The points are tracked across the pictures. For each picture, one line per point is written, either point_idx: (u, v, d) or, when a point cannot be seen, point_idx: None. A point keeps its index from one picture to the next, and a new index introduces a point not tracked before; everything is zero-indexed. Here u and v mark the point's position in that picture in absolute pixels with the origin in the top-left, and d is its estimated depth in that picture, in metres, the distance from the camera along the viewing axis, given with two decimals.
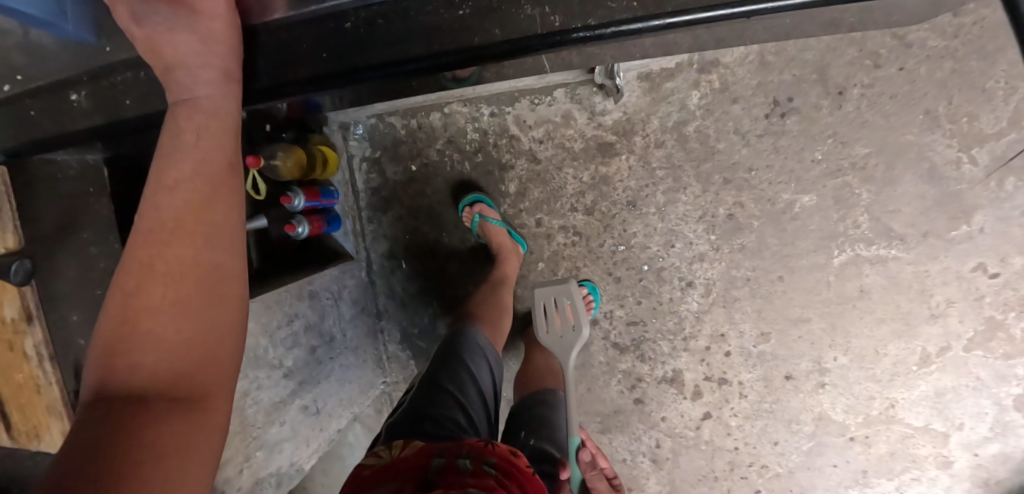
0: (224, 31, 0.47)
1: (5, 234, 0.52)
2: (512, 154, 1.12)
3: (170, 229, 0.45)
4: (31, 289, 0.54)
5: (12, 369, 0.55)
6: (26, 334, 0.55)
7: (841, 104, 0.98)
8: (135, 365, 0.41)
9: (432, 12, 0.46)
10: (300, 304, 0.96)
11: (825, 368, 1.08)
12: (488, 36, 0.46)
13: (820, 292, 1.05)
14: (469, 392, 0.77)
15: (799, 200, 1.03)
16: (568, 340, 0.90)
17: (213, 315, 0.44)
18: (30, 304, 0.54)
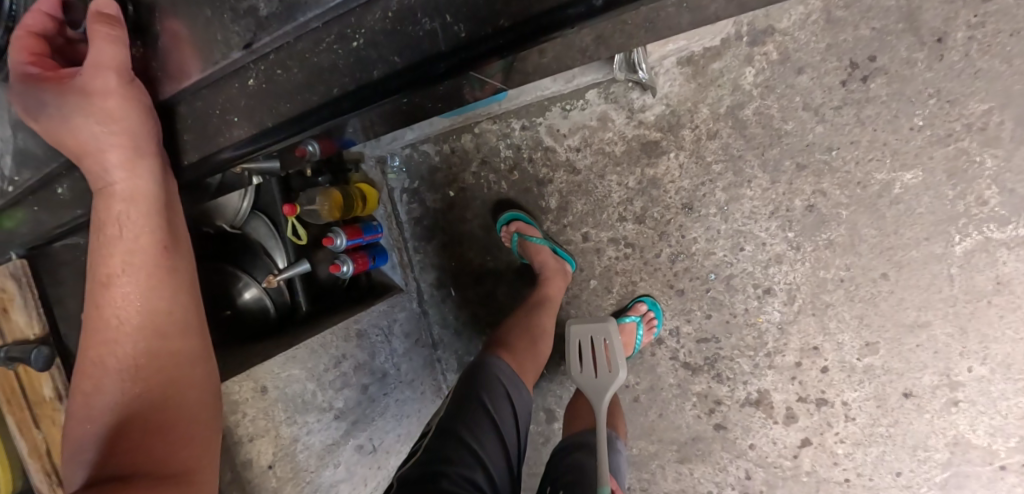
0: (121, 109, 0.45)
1: (34, 321, 0.62)
2: (549, 167, 1.02)
3: (128, 334, 0.52)
4: (58, 370, 0.63)
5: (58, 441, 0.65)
6: (60, 412, 0.64)
7: (943, 53, 0.79)
8: (122, 452, 0.49)
9: (326, 50, 0.40)
10: (348, 345, 0.95)
11: (957, 382, 0.88)
12: (388, 66, 0.38)
13: (940, 290, 0.86)
14: (487, 441, 0.77)
15: (900, 179, 0.84)
16: (602, 382, 0.94)
17: (177, 392, 0.53)
18: (59, 385, 0.63)
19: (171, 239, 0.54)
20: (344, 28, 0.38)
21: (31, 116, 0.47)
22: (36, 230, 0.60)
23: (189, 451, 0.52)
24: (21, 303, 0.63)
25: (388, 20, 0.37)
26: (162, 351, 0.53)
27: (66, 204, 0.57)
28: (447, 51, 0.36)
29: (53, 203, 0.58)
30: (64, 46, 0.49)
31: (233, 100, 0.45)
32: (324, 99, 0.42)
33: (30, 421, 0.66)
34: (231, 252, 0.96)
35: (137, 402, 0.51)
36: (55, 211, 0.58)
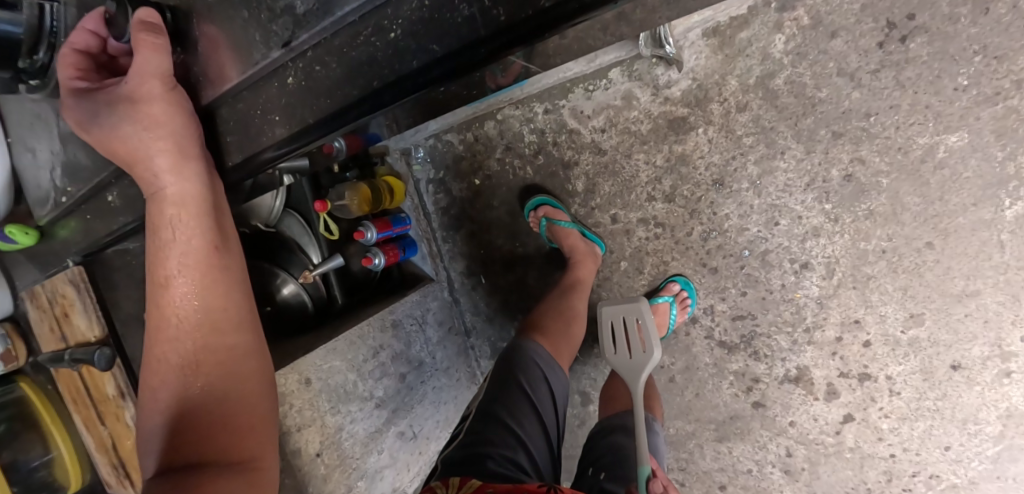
0: (166, 114, 0.47)
1: (94, 324, 0.65)
2: (574, 150, 1.01)
3: (186, 331, 0.54)
4: (119, 370, 0.66)
5: (124, 435, 0.68)
6: (124, 408, 0.67)
7: (988, 7, 0.74)
8: (187, 442, 0.51)
9: (364, 43, 0.40)
10: (385, 336, 0.97)
11: (1009, 353, 0.85)
12: (427, 55, 0.38)
13: (990, 257, 0.82)
14: (527, 422, 0.78)
15: (944, 141, 0.80)
16: (638, 363, 0.95)
17: (235, 385, 0.55)
18: (121, 384, 0.66)
19: (221, 241, 0.56)
20: (380, 20, 0.39)
21: (81, 127, 0.49)
22: (91, 238, 0.63)
23: (249, 442, 0.53)
24: (82, 307, 0.66)
25: (424, 9, 0.37)
26: (220, 349, 0.55)
27: (112, 214, 0.59)
28: (489, 37, 0.36)
29: (104, 211, 0.60)
30: (108, 62, 0.51)
31: (273, 99, 0.46)
32: (363, 93, 0.42)
33: (94, 418, 0.70)
34: (268, 251, 0.99)
35: (198, 396, 0.53)
36: (107, 220, 0.60)
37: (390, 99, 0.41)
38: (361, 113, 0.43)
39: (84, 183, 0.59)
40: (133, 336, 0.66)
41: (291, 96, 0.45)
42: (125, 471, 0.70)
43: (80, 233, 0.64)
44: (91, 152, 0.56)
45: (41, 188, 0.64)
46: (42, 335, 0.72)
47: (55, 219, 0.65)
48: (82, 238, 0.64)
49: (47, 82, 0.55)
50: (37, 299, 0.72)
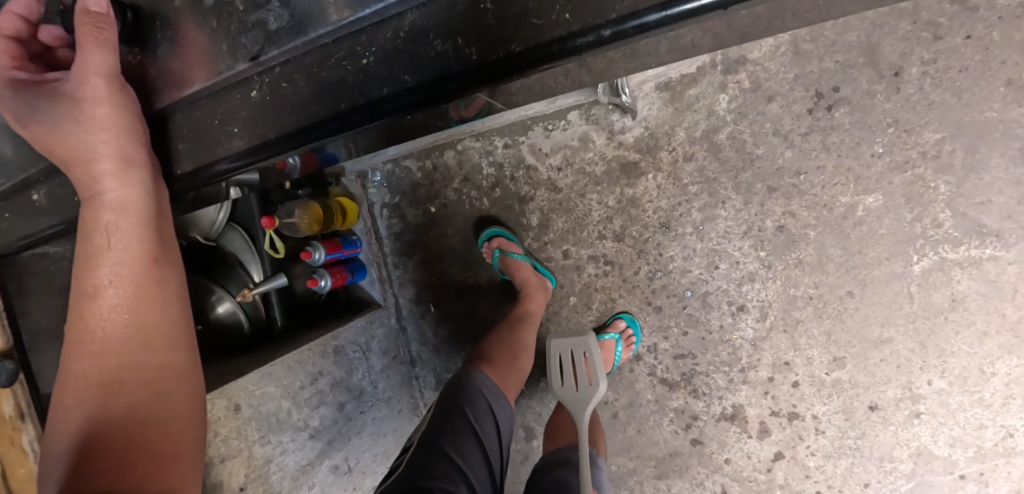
0: (110, 117, 0.45)
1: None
2: (531, 185, 1.04)
3: (111, 346, 0.50)
4: (21, 387, 0.59)
5: (16, 463, 0.60)
6: (24, 430, 0.59)
7: (900, 87, 0.84)
8: (93, 471, 0.46)
9: (336, 65, 0.40)
10: (325, 362, 0.93)
11: (918, 395, 0.93)
12: (399, 84, 0.39)
13: (901, 307, 0.90)
14: (472, 455, 0.76)
15: (862, 202, 0.89)
16: (584, 396, 0.95)
17: (160, 409, 0.50)
18: (21, 403, 0.59)
19: (162, 253, 0.53)
20: (355, 45, 0.39)
21: (16, 122, 0.46)
22: (1, 240, 0.57)
23: (173, 469, 0.49)
24: None
25: (400, 39, 0.38)
26: (147, 368, 0.50)
27: (44, 210, 0.54)
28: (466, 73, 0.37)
29: (21, 211, 0.55)
30: (47, 54, 0.48)
31: (234, 110, 0.45)
32: (331, 112, 0.42)
33: None
34: (205, 265, 0.94)
35: (116, 419, 0.48)
36: (24, 221, 0.55)
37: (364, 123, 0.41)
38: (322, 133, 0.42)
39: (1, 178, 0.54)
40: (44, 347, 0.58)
41: (252, 109, 0.44)
42: None
43: None
44: (15, 148, 0.52)
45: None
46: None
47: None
48: None
49: None
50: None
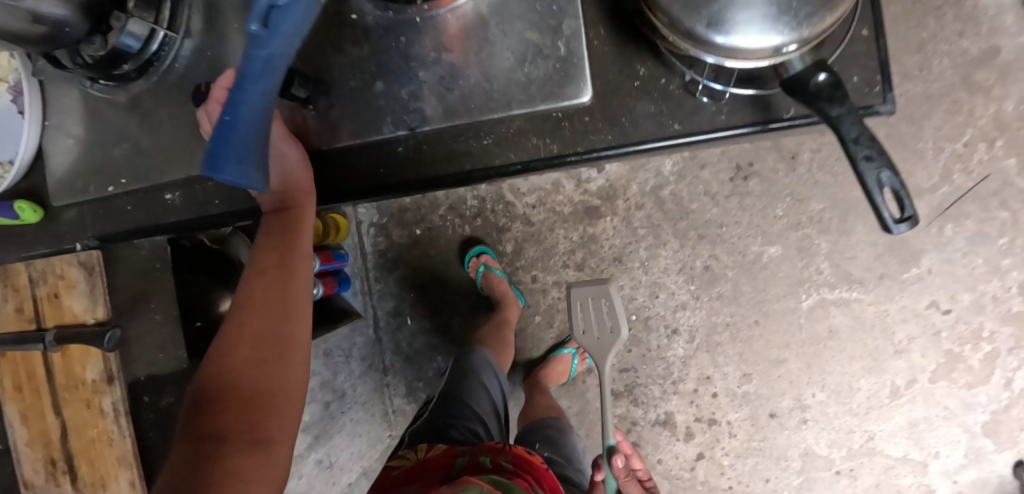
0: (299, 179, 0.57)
1: (97, 305, 0.55)
2: (508, 218, 1.21)
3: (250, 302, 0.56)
4: (114, 356, 0.56)
5: (88, 425, 0.57)
6: (105, 397, 0.56)
7: (795, 167, 1.10)
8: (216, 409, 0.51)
9: (461, 141, 0.57)
10: (317, 362, 1.03)
11: (806, 405, 1.17)
12: (504, 160, 0.57)
13: (794, 335, 1.15)
14: (485, 406, 0.91)
15: (767, 251, 1.14)
16: (607, 342, 0.91)
17: (277, 362, 0.54)
18: (112, 368, 0.56)
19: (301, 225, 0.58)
20: (478, 131, 0.57)
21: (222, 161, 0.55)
22: (122, 226, 0.59)
23: (277, 419, 0.53)
24: (86, 288, 0.55)
25: (511, 131, 0.56)
26: (274, 322, 0.55)
27: (177, 209, 0.58)
28: (530, 151, 0.56)
29: (153, 206, 0.58)
30: None
31: (370, 160, 0.60)
32: (445, 171, 0.58)
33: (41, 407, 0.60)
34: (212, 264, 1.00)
35: (240, 364, 0.53)
36: (152, 215, 0.58)
37: (446, 175, 0.58)
38: (421, 175, 0.59)
39: (131, 176, 0.57)
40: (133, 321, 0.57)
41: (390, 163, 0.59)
42: (68, 468, 0.59)
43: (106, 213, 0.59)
44: (164, 153, 0.56)
45: (42, 163, 0.60)
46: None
47: (68, 184, 0.58)
48: (107, 220, 0.59)
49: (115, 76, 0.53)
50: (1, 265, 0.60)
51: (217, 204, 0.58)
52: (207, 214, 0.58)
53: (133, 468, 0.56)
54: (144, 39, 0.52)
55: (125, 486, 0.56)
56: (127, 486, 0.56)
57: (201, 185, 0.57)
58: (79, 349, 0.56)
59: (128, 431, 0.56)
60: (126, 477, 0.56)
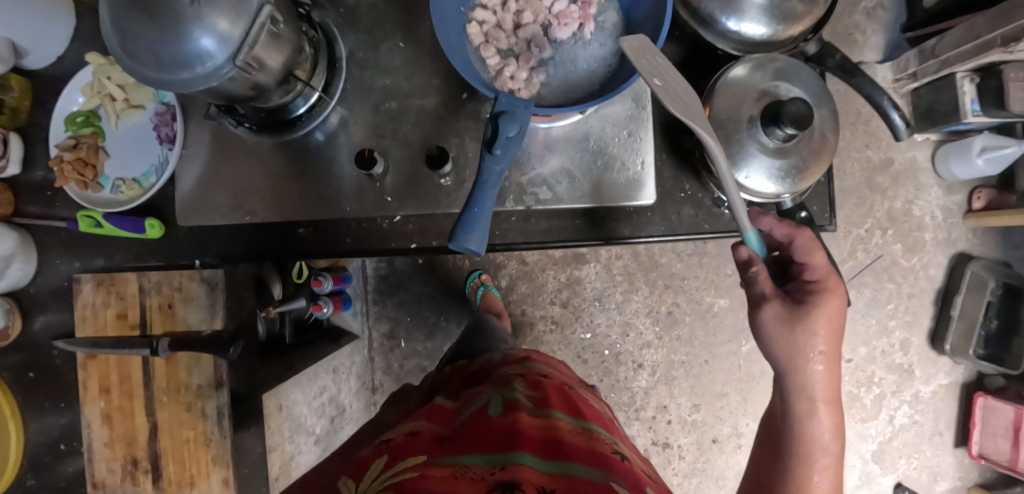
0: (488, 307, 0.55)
1: (217, 318, 0.62)
2: (505, 256, 1.36)
3: None
4: (224, 364, 0.62)
5: (185, 425, 0.64)
6: (210, 399, 0.63)
7: None
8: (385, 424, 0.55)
9: None
10: (327, 378, 1.09)
11: (740, 432, 1.38)
12: None
13: (734, 372, 1.37)
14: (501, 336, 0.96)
15: (717, 302, 1.35)
16: None
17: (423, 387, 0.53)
18: (220, 374, 0.62)
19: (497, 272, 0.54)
20: None
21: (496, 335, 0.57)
22: (247, 250, 0.64)
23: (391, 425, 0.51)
24: (205, 301, 0.62)
25: None
26: None
27: (308, 241, 0.63)
28: (590, 232, 0.64)
29: (284, 237, 0.63)
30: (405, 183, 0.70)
31: None
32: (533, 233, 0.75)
33: (130, 404, 0.65)
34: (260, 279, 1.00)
35: None
36: (281, 244, 0.63)
37: (524, 243, 0.64)
38: (504, 241, 0.63)
39: (265, 208, 0.62)
40: (243, 330, 0.64)
41: None
42: (152, 465, 0.65)
43: (233, 238, 0.64)
44: (302, 190, 0.62)
45: (163, 187, 0.64)
46: (86, 317, 0.65)
47: (194, 206, 0.63)
48: (230, 242, 0.64)
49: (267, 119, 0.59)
50: (105, 274, 0.65)
51: (349, 242, 0.63)
52: (336, 249, 0.63)
53: (228, 465, 0.63)
54: (305, 100, 0.59)
55: (216, 484, 0.63)
56: (219, 483, 0.63)
57: (335, 223, 0.63)
58: (189, 357, 0.63)
59: (227, 432, 0.63)
60: (218, 475, 0.63)
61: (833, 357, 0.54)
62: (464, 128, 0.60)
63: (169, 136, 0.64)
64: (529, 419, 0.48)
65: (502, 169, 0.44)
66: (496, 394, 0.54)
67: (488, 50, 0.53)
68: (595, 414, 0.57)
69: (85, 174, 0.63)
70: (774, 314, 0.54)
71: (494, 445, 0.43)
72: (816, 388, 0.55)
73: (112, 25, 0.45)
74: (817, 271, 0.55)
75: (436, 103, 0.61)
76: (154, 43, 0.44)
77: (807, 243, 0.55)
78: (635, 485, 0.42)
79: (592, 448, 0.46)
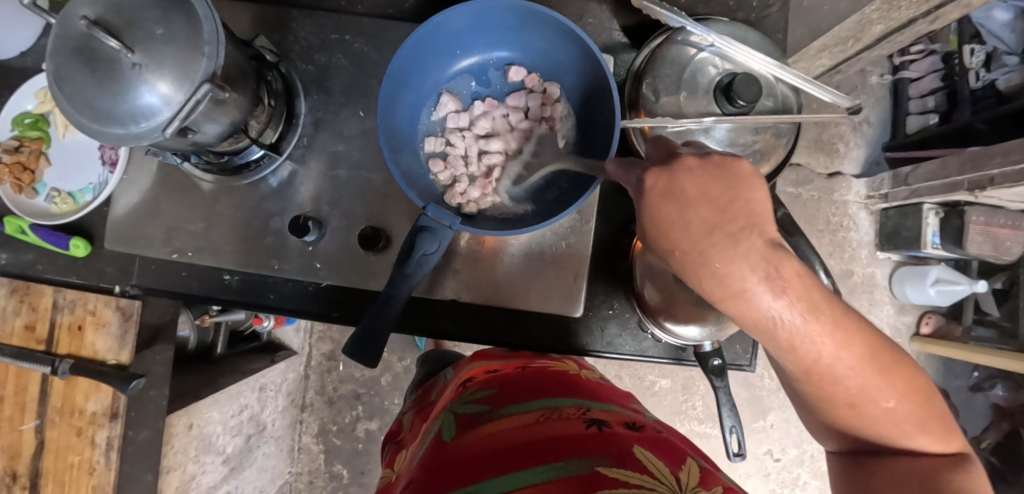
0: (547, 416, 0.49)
1: (124, 350, 0.61)
2: None
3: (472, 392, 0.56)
4: (123, 396, 0.62)
5: (72, 450, 0.62)
6: (101, 429, 0.62)
7: None
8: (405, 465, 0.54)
9: None
10: (251, 396, 1.06)
11: None
12: None
13: None
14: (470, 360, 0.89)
15: (659, 382, 1.28)
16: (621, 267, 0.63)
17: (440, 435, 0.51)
18: (117, 405, 0.62)
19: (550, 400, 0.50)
20: None
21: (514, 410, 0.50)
22: (170, 287, 0.64)
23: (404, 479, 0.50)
24: (117, 332, 0.62)
25: None
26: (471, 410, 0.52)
27: (232, 290, 0.63)
28: (515, 333, 0.65)
29: (210, 281, 0.63)
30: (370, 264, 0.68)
31: None
32: None
33: (19, 417, 0.63)
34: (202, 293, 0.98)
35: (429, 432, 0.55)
36: (206, 286, 0.63)
37: (449, 332, 0.65)
38: (423, 328, 0.65)
39: (196, 250, 0.62)
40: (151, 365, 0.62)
41: None
42: (32, 482, 0.63)
43: (159, 274, 0.64)
44: (238, 240, 0.62)
45: (98, 204, 0.63)
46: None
47: (126, 232, 0.63)
48: (155, 277, 0.64)
49: (219, 160, 0.59)
50: (23, 281, 0.64)
51: (272, 299, 0.63)
52: (257, 304, 0.63)
53: None
54: (253, 151, 0.59)
55: None
56: None
57: (262, 277, 0.63)
58: (90, 382, 0.62)
59: (113, 465, 0.62)
60: None
61: (785, 279, 0.29)
62: (406, 209, 0.62)
63: (112, 159, 0.63)
64: (497, 427, 0.47)
65: (410, 284, 0.47)
66: (448, 413, 0.53)
67: (439, 167, 0.60)
68: (557, 378, 0.56)
69: (22, 179, 0.61)
70: (732, 298, 0.30)
71: (461, 481, 0.42)
72: (863, 397, 0.33)
73: (51, 66, 0.45)
74: (692, 234, 0.32)
75: (384, 179, 0.62)
76: (91, 97, 0.44)
77: (661, 187, 0.34)
78: (619, 457, 0.40)
79: (558, 429, 0.45)
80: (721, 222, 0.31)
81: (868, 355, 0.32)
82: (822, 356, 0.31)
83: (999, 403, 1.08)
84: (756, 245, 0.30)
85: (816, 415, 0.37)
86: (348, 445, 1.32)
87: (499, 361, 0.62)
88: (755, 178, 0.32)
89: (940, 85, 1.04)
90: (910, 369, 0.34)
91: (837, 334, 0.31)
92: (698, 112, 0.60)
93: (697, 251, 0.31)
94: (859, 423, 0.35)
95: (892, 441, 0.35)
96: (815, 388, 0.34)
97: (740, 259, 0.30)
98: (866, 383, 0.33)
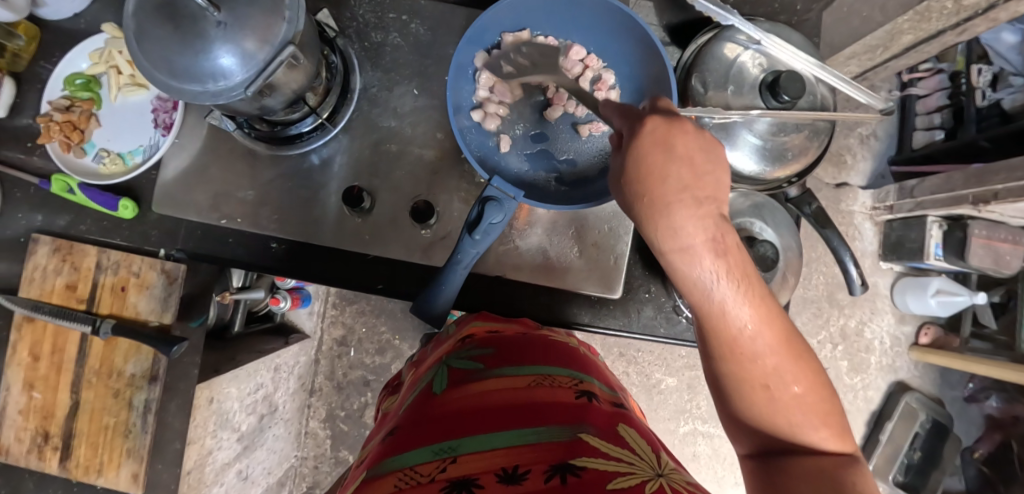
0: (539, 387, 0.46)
1: (167, 312, 0.62)
2: None
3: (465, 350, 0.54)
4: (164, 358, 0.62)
5: (107, 411, 0.62)
6: (140, 391, 0.62)
7: None
8: (389, 416, 0.54)
9: None
10: (266, 375, 1.05)
11: None
12: None
13: None
14: None
15: (666, 380, 1.28)
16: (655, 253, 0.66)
17: (428, 389, 0.50)
18: (158, 368, 0.62)
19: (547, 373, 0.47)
20: None
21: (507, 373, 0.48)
22: (214, 253, 0.64)
23: (384, 430, 0.50)
24: (161, 294, 0.62)
25: None
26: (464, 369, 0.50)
27: (277, 258, 0.64)
28: (554, 312, 0.66)
29: (255, 248, 0.64)
30: None
31: None
32: None
33: (54, 377, 0.63)
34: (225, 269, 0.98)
35: (413, 386, 0.54)
36: (251, 253, 0.64)
37: (492, 309, 0.66)
38: (464, 303, 0.66)
39: (242, 217, 0.63)
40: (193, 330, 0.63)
41: None
42: (63, 442, 0.63)
43: (204, 240, 0.64)
44: (287, 209, 0.63)
45: (148, 167, 0.64)
46: (33, 279, 0.62)
47: (173, 195, 0.63)
48: (199, 242, 0.64)
49: (271, 129, 0.60)
50: (65, 240, 0.63)
51: (318, 268, 0.63)
52: (302, 273, 0.63)
53: (142, 460, 0.62)
54: (306, 122, 0.61)
55: (124, 477, 0.62)
56: (127, 477, 0.62)
57: (308, 246, 0.63)
58: (130, 344, 0.63)
59: (149, 428, 0.62)
60: (128, 469, 0.62)
61: (727, 251, 0.36)
62: (455, 187, 0.63)
63: (166, 122, 0.65)
64: (483, 389, 0.46)
65: (477, 252, 0.49)
66: (443, 365, 0.52)
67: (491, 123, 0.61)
68: (553, 346, 0.54)
69: (71, 137, 0.62)
70: (680, 251, 0.37)
71: (441, 432, 0.41)
72: (773, 374, 0.34)
73: (133, 22, 0.46)
74: (666, 188, 0.37)
75: (435, 156, 0.63)
76: (171, 54, 0.45)
77: (659, 135, 0.38)
78: (604, 434, 0.40)
79: (546, 397, 0.44)
80: (693, 183, 0.37)
81: (783, 335, 0.35)
82: (738, 325, 0.35)
83: (994, 413, 1.12)
84: (712, 210, 0.36)
85: (720, 392, 0.38)
86: (354, 431, 1.32)
87: (496, 322, 0.60)
88: (727, 168, 0.38)
89: (947, 103, 1.06)
90: (821, 375, 0.35)
91: (752, 304, 0.35)
92: (744, 106, 0.63)
93: (665, 202, 0.37)
94: (776, 416, 0.35)
95: (794, 435, 0.34)
96: (734, 368, 0.35)
97: (697, 211, 0.36)
98: (779, 360, 0.34)
